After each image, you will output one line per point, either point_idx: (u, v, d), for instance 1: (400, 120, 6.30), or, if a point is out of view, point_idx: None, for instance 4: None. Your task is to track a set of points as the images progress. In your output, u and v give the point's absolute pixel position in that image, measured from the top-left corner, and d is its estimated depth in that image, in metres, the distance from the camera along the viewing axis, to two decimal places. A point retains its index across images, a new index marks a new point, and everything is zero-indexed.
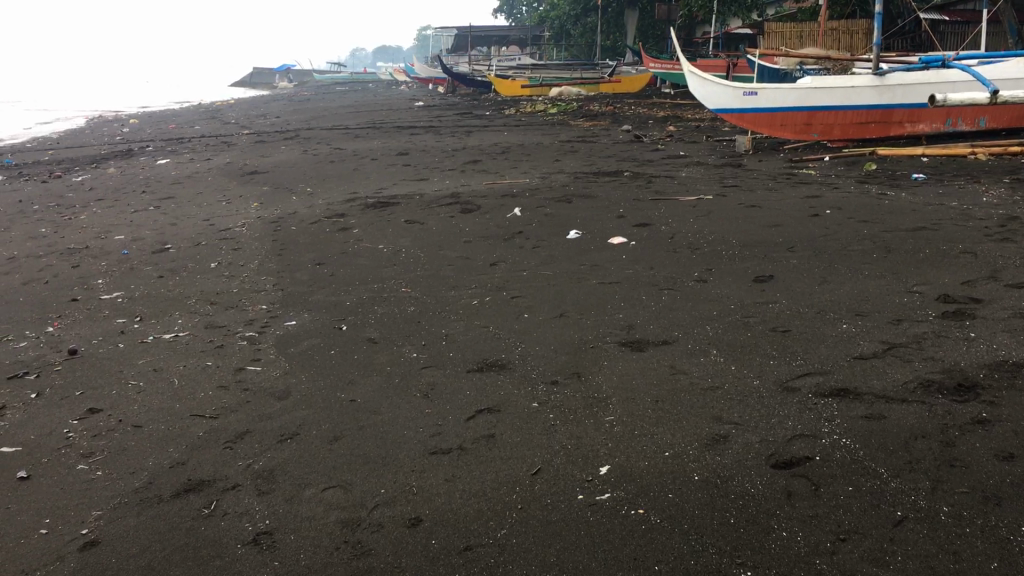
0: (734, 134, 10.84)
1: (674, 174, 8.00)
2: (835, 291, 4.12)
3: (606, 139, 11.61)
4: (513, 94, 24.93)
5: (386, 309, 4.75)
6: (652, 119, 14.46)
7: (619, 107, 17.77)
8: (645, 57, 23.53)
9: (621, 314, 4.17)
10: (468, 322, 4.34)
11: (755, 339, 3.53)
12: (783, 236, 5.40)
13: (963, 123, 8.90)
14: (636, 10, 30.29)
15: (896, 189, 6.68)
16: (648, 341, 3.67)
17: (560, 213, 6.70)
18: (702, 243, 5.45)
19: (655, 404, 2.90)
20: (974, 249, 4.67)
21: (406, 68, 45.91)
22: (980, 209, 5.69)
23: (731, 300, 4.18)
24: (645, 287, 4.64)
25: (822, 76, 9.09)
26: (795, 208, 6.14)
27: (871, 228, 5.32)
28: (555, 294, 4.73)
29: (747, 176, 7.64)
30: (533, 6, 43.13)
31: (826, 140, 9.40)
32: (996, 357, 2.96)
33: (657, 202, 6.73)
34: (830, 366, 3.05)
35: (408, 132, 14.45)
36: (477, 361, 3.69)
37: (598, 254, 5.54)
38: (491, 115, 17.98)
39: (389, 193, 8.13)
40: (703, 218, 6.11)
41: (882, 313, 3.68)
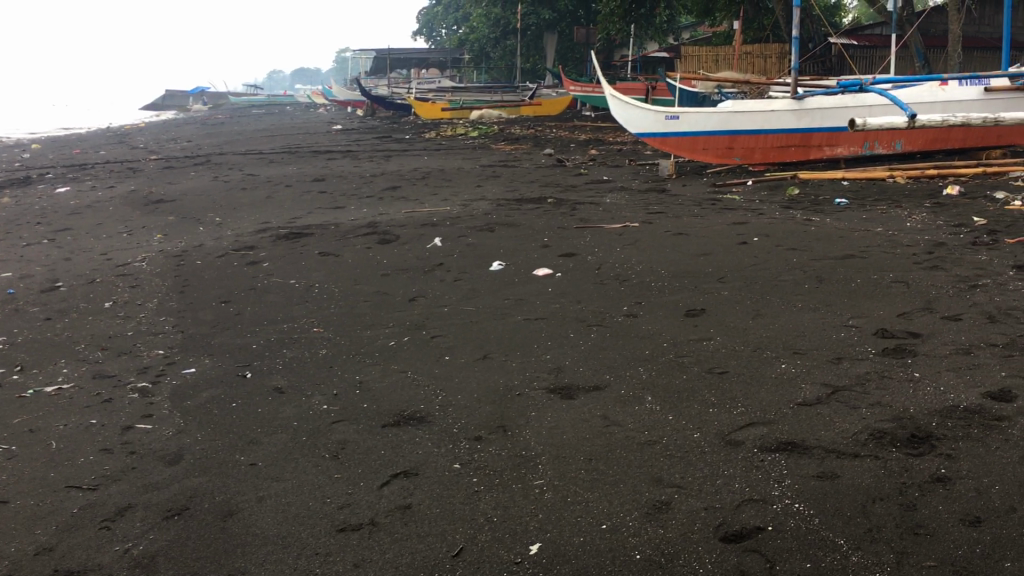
0: (656, 158, 10.76)
1: (598, 199, 7.84)
2: (770, 326, 3.94)
3: (528, 163, 11.44)
4: (433, 117, 24.70)
5: (295, 352, 4.41)
6: (574, 142, 14.38)
7: (540, 129, 17.66)
8: (565, 79, 23.55)
9: (548, 356, 3.93)
10: (385, 367, 4.04)
11: (691, 383, 3.32)
12: (712, 265, 5.24)
13: (880, 146, 9.00)
14: (555, 33, 30.39)
15: (821, 214, 6.62)
16: (577, 387, 3.43)
17: (481, 242, 6.45)
18: (629, 274, 5.26)
19: (588, 464, 2.65)
20: (906, 277, 4.55)
21: (326, 90, 45.28)
22: (906, 235, 5.61)
23: (662, 338, 3.98)
24: (573, 325, 4.41)
25: (741, 100, 9.01)
26: (722, 236, 6.01)
27: (800, 256, 5.20)
28: (478, 333, 4.47)
29: (671, 201, 7.51)
30: (453, 30, 43.14)
31: (747, 163, 9.30)
32: (946, 400, 2.78)
33: (582, 230, 6.54)
34: (773, 415, 2.83)
35: (325, 157, 14.07)
36: (393, 414, 3.39)
37: (522, 287, 5.30)
38: (410, 138, 17.71)
39: (303, 222, 7.77)
40: (630, 247, 5.93)
41: (821, 351, 3.50)
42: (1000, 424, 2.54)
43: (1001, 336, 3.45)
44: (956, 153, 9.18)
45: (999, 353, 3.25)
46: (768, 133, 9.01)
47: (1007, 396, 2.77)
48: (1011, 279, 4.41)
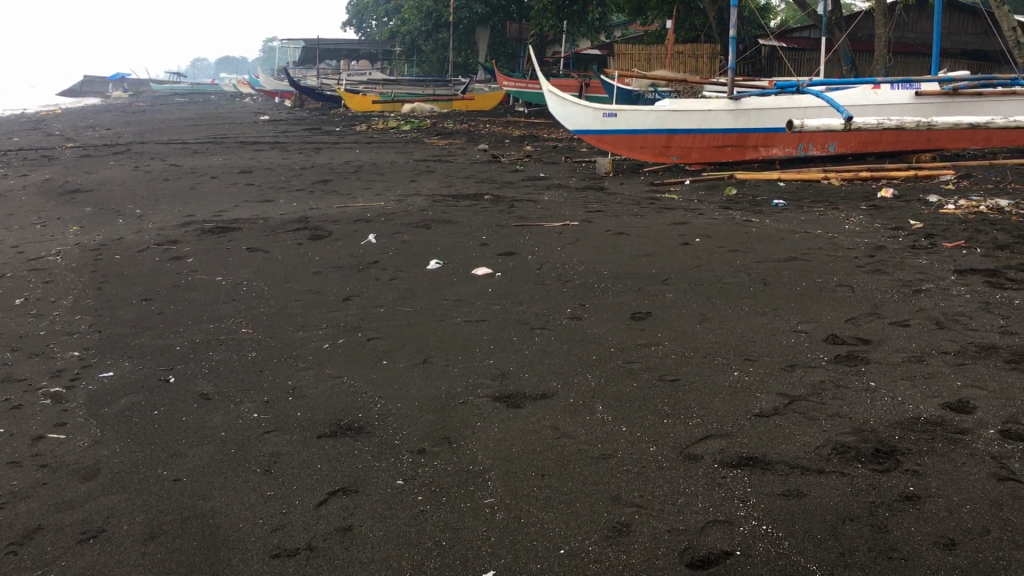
0: (593, 156, 10.68)
1: (536, 197, 7.70)
2: (718, 331, 3.85)
3: (463, 158, 11.25)
4: (364, 109, 24.32)
5: (223, 355, 4.17)
6: (508, 138, 14.23)
7: (474, 124, 17.47)
8: (498, 74, 23.41)
9: (492, 361, 3.77)
10: (319, 371, 3.83)
11: (643, 391, 3.19)
12: (655, 267, 5.14)
13: (814, 148, 9.06)
14: (488, 28, 30.20)
15: (759, 215, 6.60)
16: (524, 395, 3.28)
17: (417, 240, 6.25)
18: (572, 275, 5.13)
19: (540, 480, 2.50)
20: (850, 281, 4.51)
21: (252, 80, 44.27)
22: (846, 238, 5.60)
23: (609, 343, 3.86)
24: (515, 328, 4.26)
25: (678, 99, 8.97)
26: (663, 236, 5.93)
27: (743, 258, 5.14)
28: (417, 335, 4.29)
29: (610, 200, 7.42)
30: (384, 22, 42.63)
31: (684, 163, 9.28)
32: (906, 412, 2.70)
33: (521, 229, 6.40)
34: (730, 427, 2.71)
35: (252, 148, 13.66)
36: (329, 423, 3.19)
37: (462, 287, 5.13)
38: (340, 130, 17.36)
39: (230, 215, 7.46)
40: (570, 246, 5.81)
41: (772, 358, 3.41)
42: (963, 437, 2.47)
43: (951, 343, 3.41)
44: (887, 156, 9.32)
45: (950, 361, 3.20)
46: (705, 133, 8.99)
47: (966, 407, 2.71)
48: (953, 283, 4.41)
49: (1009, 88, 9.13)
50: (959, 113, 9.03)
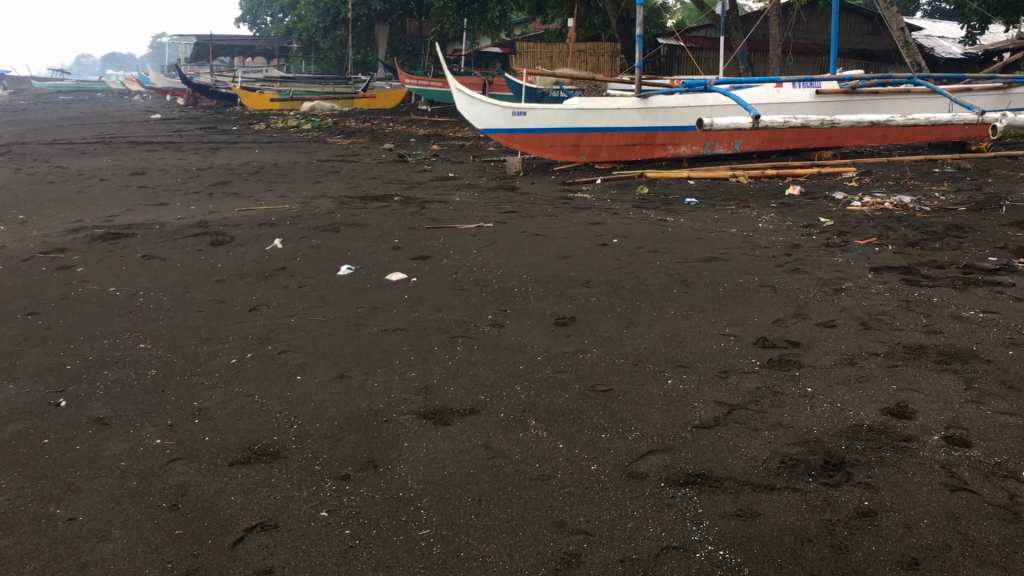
0: (501, 155, 10.56)
1: (446, 197, 7.53)
2: (646, 336, 3.76)
3: (368, 158, 10.98)
4: (261, 107, 23.69)
5: (120, 374, 3.86)
6: (413, 136, 14.00)
7: (376, 123, 17.16)
8: (399, 72, 23.08)
9: (413, 373, 3.59)
10: (228, 389, 3.58)
11: (575, 403, 3.07)
12: (575, 269, 5.04)
13: (720, 146, 9.14)
14: (387, 24, 29.77)
15: (673, 214, 6.58)
16: (451, 411, 3.11)
17: (326, 244, 6.00)
18: (490, 279, 4.99)
19: (477, 508, 2.33)
20: (771, 281, 4.49)
21: (141, 77, 42.70)
22: (761, 236, 5.61)
23: (535, 351, 3.72)
24: (436, 338, 4.08)
25: (587, 97, 8.89)
26: (580, 236, 5.84)
27: (663, 259, 5.08)
28: (331, 347, 4.06)
29: (522, 200, 7.30)
30: (279, 18, 41.71)
31: (594, 161, 9.22)
32: (847, 419, 2.63)
33: (433, 231, 6.21)
34: (672, 440, 2.60)
35: (144, 148, 13.06)
36: (243, 449, 2.95)
37: (376, 294, 4.92)
38: (238, 129, 16.81)
39: (122, 221, 7.04)
40: (486, 249, 5.66)
41: (705, 364, 3.32)
42: (910, 445, 2.41)
43: (880, 344, 3.38)
44: (790, 154, 9.49)
45: (882, 362, 3.17)
46: (615, 131, 8.95)
47: (906, 412, 2.65)
48: (872, 281, 4.43)
49: (903, 87, 9.41)
50: (858, 111, 9.25)
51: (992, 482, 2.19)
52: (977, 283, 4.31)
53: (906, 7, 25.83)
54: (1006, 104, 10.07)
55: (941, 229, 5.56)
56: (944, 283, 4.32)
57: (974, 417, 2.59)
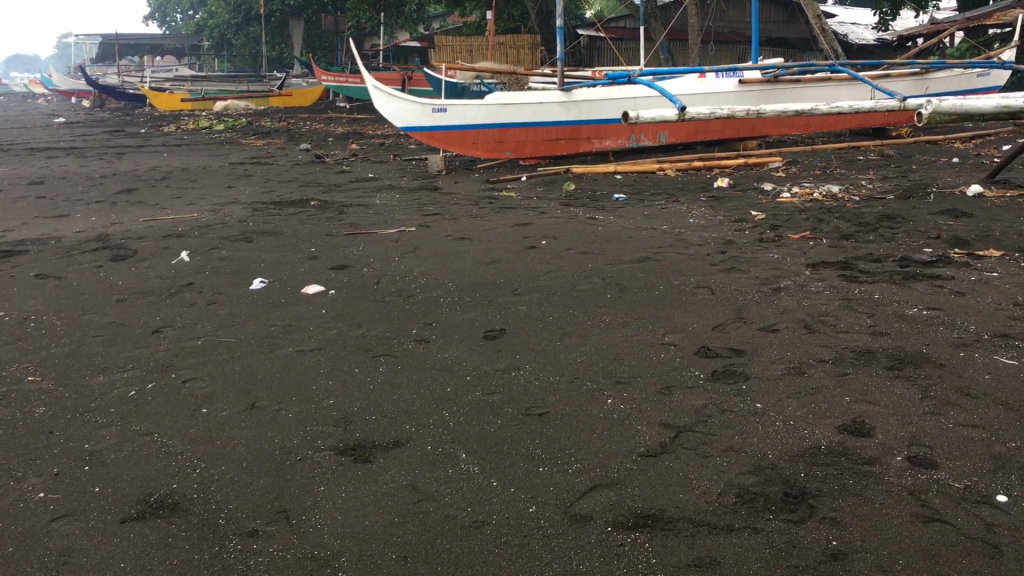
0: (423, 153, 10.25)
1: (366, 200, 7.22)
2: (581, 349, 3.54)
3: (284, 160, 10.57)
4: (172, 108, 22.93)
5: (3, 413, 3.47)
6: (332, 135, 13.60)
7: (293, 122, 16.66)
8: (316, 69, 22.53)
9: (332, 402, 3.29)
10: (124, 427, 3.22)
11: (508, 429, 2.82)
12: (502, 275, 4.79)
13: (646, 138, 9.01)
14: (302, 20, 29.10)
15: (601, 211, 6.39)
16: (373, 444, 2.83)
17: (237, 255, 5.63)
18: (414, 289, 4.72)
19: (403, 567, 2.05)
20: (708, 282, 4.31)
21: (44, 79, 41.08)
22: (693, 233, 5.44)
23: (463, 369, 3.47)
24: (356, 358, 3.78)
25: (509, 92, 8.63)
26: (507, 238, 5.60)
27: (594, 261, 4.87)
28: (243, 373, 3.74)
29: (446, 201, 7.03)
30: (190, 15, 40.57)
31: (518, 157, 8.98)
32: (803, 440, 2.43)
33: (353, 238, 5.90)
34: (616, 473, 2.36)
35: (45, 155, 12.40)
36: (138, 500, 2.62)
37: (291, 309, 4.60)
38: (146, 132, 16.11)
39: (15, 236, 6.54)
40: (409, 256, 5.37)
41: (645, 379, 3.10)
42: (873, 470, 2.21)
43: (826, 350, 3.20)
44: (715, 144, 9.42)
45: (830, 370, 2.98)
46: (538, 126, 8.72)
47: (864, 429, 2.46)
48: (809, 279, 4.28)
49: (824, 75, 9.43)
50: (781, 100, 9.23)
51: (965, 510, 1.99)
52: (917, 276, 4.19)
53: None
54: (924, 89, 10.21)
55: (873, 220, 5.47)
56: (884, 279, 4.19)
57: (936, 432, 2.41)
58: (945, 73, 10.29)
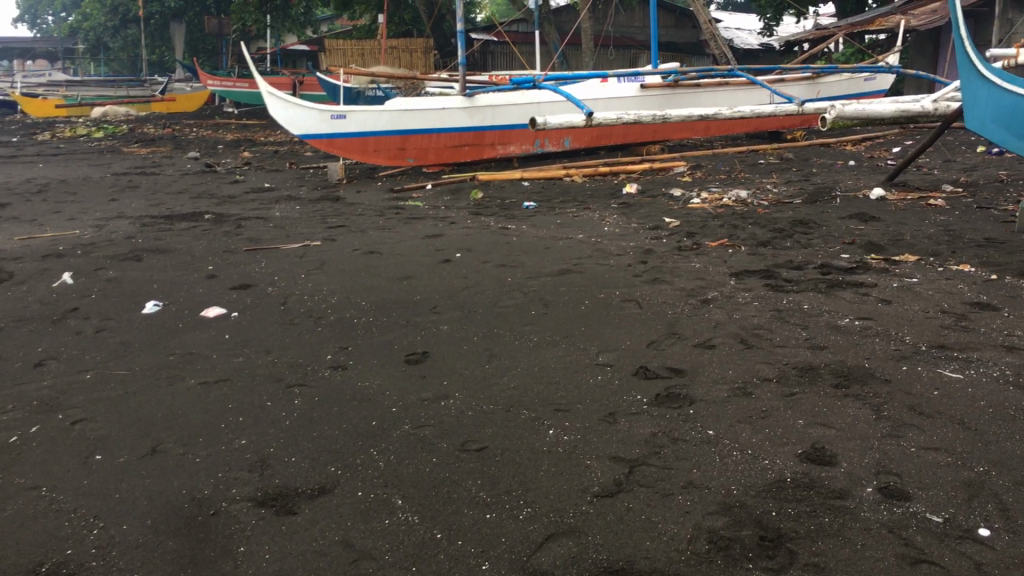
0: (320, 161, 9.89)
1: (264, 213, 6.85)
2: (511, 373, 3.35)
3: (171, 169, 10.03)
4: (44, 114, 21.68)
5: None
6: (221, 143, 13.06)
7: (177, 129, 15.95)
8: (200, 73, 21.71)
9: (244, 443, 3.00)
10: (5, 482, 2.85)
11: (445, 469, 2.60)
12: (419, 292, 4.56)
13: (550, 143, 8.91)
14: (182, 22, 28.07)
15: (513, 220, 6.23)
16: (297, 492, 2.57)
17: (127, 276, 5.22)
18: (324, 309, 4.44)
19: None
20: (633, 295, 4.19)
21: None
22: (610, 242, 5.31)
23: (388, 400, 3.23)
24: (268, 390, 3.49)
25: (410, 97, 8.37)
26: (419, 251, 5.36)
27: (513, 275, 4.69)
28: (141, 411, 3.39)
29: (350, 212, 6.73)
30: (61, 17, 38.76)
31: (420, 165, 8.72)
32: (766, 472, 2.29)
33: (253, 254, 5.56)
34: (573, 519, 2.18)
35: None
36: (26, 571, 2.28)
37: (190, 335, 4.25)
38: (17, 140, 15.14)
39: None
40: (316, 273, 5.07)
41: (586, 405, 2.93)
42: (846, 505, 2.09)
43: (769, 367, 3.08)
44: (619, 149, 9.39)
45: (777, 390, 2.87)
46: (441, 132, 8.49)
47: (826, 456, 2.35)
48: (735, 289, 4.19)
49: (722, 79, 9.51)
50: (682, 104, 9.27)
51: (948, 547, 1.89)
52: (841, 284, 4.15)
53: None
54: (816, 93, 10.43)
55: (786, 225, 5.46)
56: (809, 287, 4.14)
57: (900, 458, 2.30)
58: (836, 77, 10.53)
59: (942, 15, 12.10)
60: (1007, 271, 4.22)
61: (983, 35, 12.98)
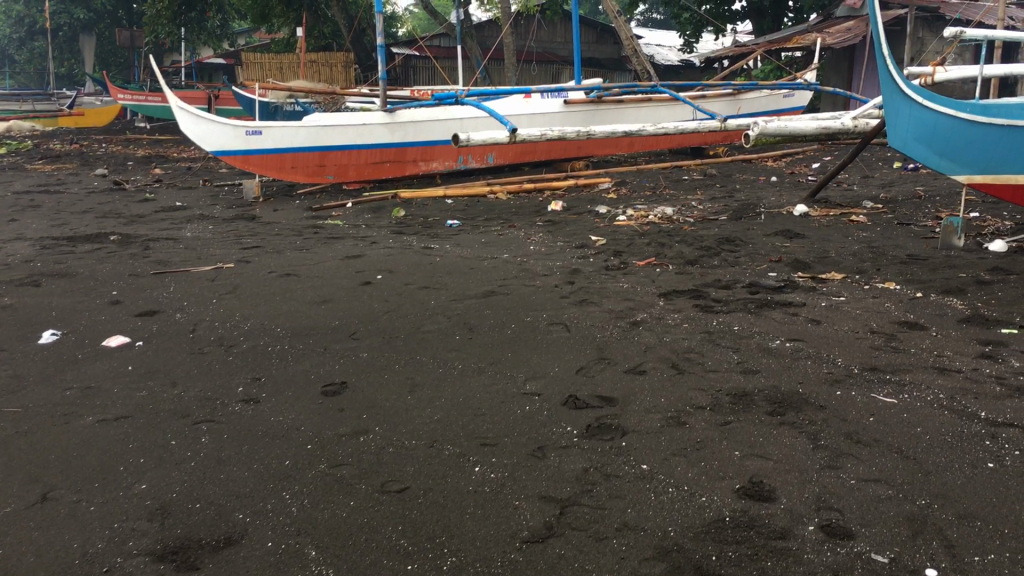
0: (236, 179, 9.57)
1: (175, 233, 6.55)
2: (435, 404, 3.18)
3: (78, 187, 9.59)
4: None
5: None
6: (132, 159, 12.60)
7: (86, 144, 15.36)
8: (111, 86, 21.00)
9: (144, 488, 2.76)
10: None
11: (363, 514, 2.41)
12: (338, 316, 4.36)
13: (473, 160, 8.78)
14: (93, 35, 27.24)
15: (437, 239, 6.07)
16: (199, 545, 2.35)
17: (23, 302, 4.88)
18: (237, 337, 4.20)
19: None
20: (561, 318, 4.06)
21: None
22: (535, 262, 5.19)
23: (303, 436, 3.02)
24: (172, 427, 3.25)
25: (328, 112, 8.14)
26: (339, 273, 5.16)
27: (436, 298, 4.53)
28: (30, 452, 3.11)
29: (266, 232, 6.48)
30: None
31: (340, 182, 8.49)
32: (704, 511, 2.17)
33: (161, 277, 5.28)
34: (501, 569, 2.02)
35: None
36: None
37: (90, 367, 3.97)
38: None
39: None
40: (228, 297, 4.83)
41: (513, 440, 2.77)
42: (789, 546, 1.98)
43: (702, 395, 2.98)
44: (543, 165, 9.31)
45: (711, 419, 2.76)
46: (361, 149, 8.28)
47: (763, 492, 2.24)
48: (664, 310, 4.10)
49: (644, 95, 9.51)
50: (605, 120, 9.23)
51: None
52: (770, 304, 4.10)
53: (598, 13, 27.74)
54: (736, 109, 10.53)
55: (712, 243, 5.42)
56: (738, 308, 4.07)
57: (841, 492, 2.21)
58: (756, 94, 10.65)
59: (856, 33, 12.39)
60: (932, 289, 4.22)
61: (895, 53, 13.35)
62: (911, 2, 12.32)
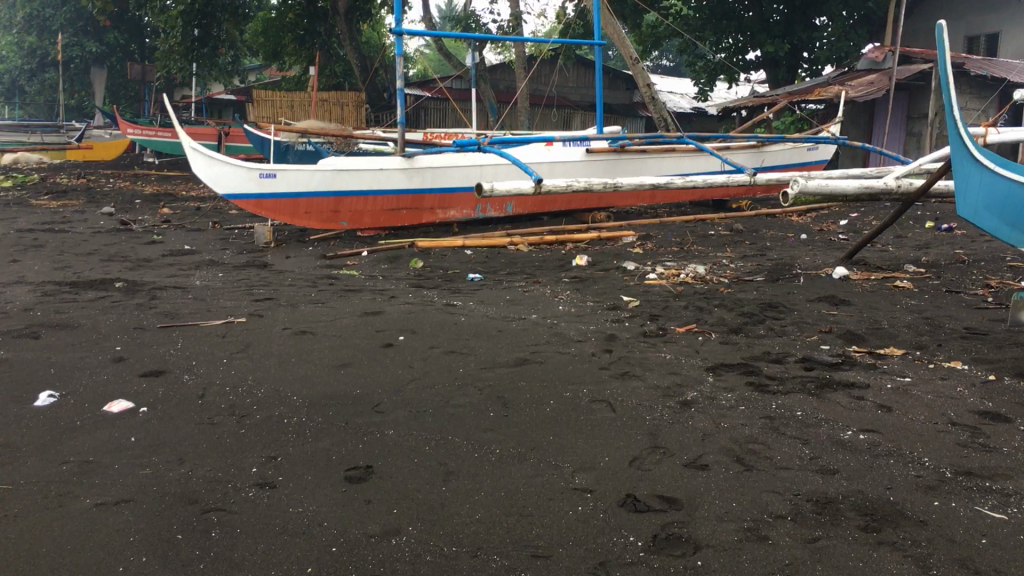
0: (245, 222, 9.28)
1: (183, 281, 6.26)
2: (475, 499, 2.84)
3: (83, 226, 9.31)
4: None
5: None
6: (138, 196, 12.36)
7: (93, 179, 15.15)
8: (120, 119, 20.73)
9: None
10: None
11: None
12: (358, 384, 4.02)
13: (491, 208, 8.55)
14: (104, 67, 27.42)
15: (459, 295, 5.76)
16: None
17: (21, 356, 4.56)
18: (250, 406, 3.86)
19: None
20: (603, 393, 3.74)
21: None
22: (567, 325, 4.87)
23: (328, 534, 2.68)
24: (177, 517, 2.89)
25: (344, 156, 7.87)
26: (359, 332, 4.84)
27: (465, 365, 4.21)
28: (17, 543, 2.75)
29: (279, 282, 6.19)
30: None
31: (354, 229, 8.19)
32: None
33: (168, 332, 4.98)
34: None
35: None
36: None
37: (90, 437, 3.63)
38: None
39: None
40: (240, 358, 4.50)
41: (571, 551, 2.43)
42: None
43: (778, 500, 2.64)
44: (562, 215, 9.06)
45: (795, 534, 2.43)
46: (378, 194, 8.02)
47: None
48: (716, 388, 3.77)
49: (667, 145, 9.28)
50: (627, 170, 9.00)
51: None
52: (832, 385, 3.76)
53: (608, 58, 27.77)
54: (760, 162, 10.26)
55: (754, 308, 5.11)
56: (797, 388, 3.73)
57: None
58: (780, 146, 10.40)
59: (879, 87, 12.19)
60: (1003, 371, 3.90)
61: (917, 107, 13.15)
62: (935, 57, 12.14)
